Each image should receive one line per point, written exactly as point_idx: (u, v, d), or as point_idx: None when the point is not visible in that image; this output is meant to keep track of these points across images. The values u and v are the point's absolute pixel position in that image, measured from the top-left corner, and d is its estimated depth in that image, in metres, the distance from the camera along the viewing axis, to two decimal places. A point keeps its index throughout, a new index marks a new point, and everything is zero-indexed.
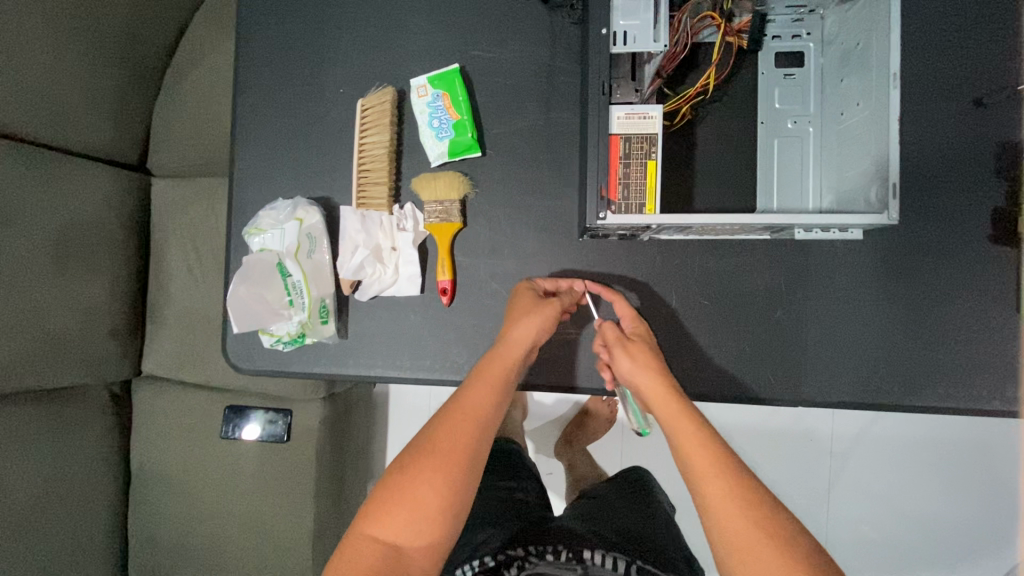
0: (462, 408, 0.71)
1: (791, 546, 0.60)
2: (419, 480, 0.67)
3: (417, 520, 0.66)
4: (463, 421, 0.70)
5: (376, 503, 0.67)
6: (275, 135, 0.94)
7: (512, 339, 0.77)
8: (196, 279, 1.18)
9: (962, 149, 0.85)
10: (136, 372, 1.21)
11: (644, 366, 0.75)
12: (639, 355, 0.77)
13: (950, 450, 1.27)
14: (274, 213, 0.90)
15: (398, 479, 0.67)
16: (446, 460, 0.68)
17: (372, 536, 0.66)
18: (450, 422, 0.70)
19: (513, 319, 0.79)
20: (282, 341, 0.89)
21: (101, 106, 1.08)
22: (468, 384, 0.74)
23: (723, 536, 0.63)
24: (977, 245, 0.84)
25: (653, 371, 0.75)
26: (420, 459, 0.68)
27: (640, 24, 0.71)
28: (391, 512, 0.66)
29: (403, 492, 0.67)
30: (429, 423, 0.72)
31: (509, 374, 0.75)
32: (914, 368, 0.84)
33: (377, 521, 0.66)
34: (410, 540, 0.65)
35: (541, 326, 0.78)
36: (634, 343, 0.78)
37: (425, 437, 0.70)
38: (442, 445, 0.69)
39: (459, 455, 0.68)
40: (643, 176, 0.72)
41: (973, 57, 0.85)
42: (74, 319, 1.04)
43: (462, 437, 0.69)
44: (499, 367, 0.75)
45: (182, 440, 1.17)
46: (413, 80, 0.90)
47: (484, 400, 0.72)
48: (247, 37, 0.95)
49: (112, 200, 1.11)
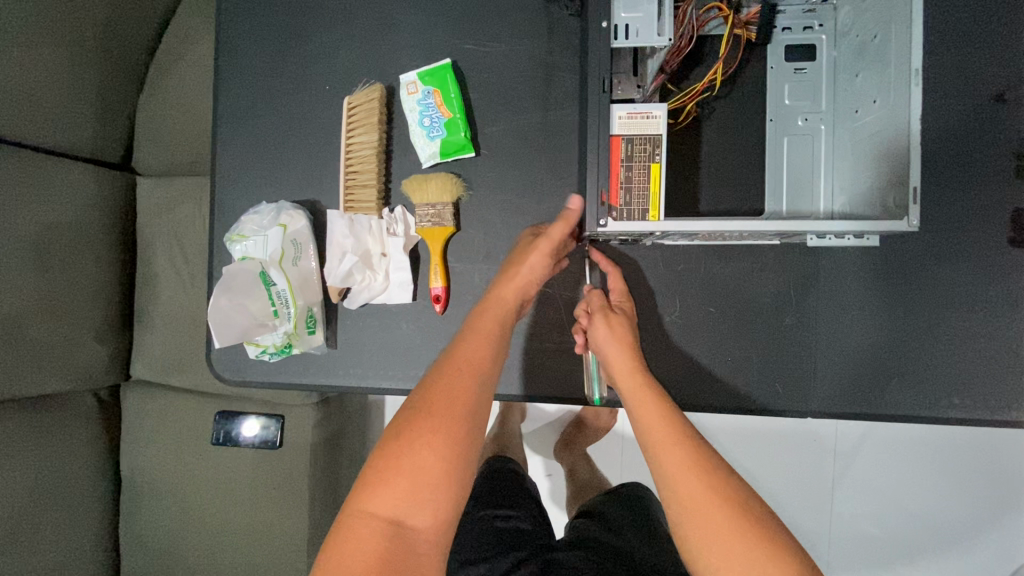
0: (458, 366, 0.68)
1: (747, 512, 0.62)
2: (418, 445, 0.63)
3: (420, 489, 0.61)
4: (460, 378, 0.67)
5: (372, 476, 0.62)
6: (260, 134, 0.90)
7: (506, 293, 0.75)
8: (183, 281, 1.12)
9: (982, 147, 0.81)
10: (125, 377, 1.16)
11: (618, 337, 0.76)
12: (617, 326, 0.77)
13: (958, 450, 1.19)
14: (256, 218, 0.86)
15: (395, 447, 0.63)
16: (446, 420, 0.64)
17: (371, 513, 0.61)
18: (447, 382, 0.66)
19: (509, 271, 0.76)
20: (268, 351, 0.86)
21: (81, 102, 1.03)
22: (462, 341, 0.70)
23: (679, 501, 0.64)
24: (998, 248, 0.80)
25: (625, 345, 0.76)
26: (416, 423, 0.64)
27: (643, 17, 0.66)
28: (390, 483, 0.62)
29: (401, 460, 0.62)
30: (420, 384, 0.67)
31: (502, 328, 0.73)
32: (929, 377, 0.81)
33: (375, 495, 0.61)
34: (415, 514, 0.61)
35: (537, 272, 0.75)
36: (614, 314, 0.79)
37: (419, 399, 0.66)
38: (440, 405, 0.64)
39: (459, 414, 0.64)
40: (647, 180, 0.68)
41: (995, 49, 0.81)
42: (58, 325, 0.99)
43: (461, 395, 0.65)
44: (490, 322, 0.72)
45: (169, 449, 1.12)
46: (403, 76, 0.85)
47: (480, 356, 0.69)
48: (229, 30, 0.90)
49: (97, 200, 1.06)
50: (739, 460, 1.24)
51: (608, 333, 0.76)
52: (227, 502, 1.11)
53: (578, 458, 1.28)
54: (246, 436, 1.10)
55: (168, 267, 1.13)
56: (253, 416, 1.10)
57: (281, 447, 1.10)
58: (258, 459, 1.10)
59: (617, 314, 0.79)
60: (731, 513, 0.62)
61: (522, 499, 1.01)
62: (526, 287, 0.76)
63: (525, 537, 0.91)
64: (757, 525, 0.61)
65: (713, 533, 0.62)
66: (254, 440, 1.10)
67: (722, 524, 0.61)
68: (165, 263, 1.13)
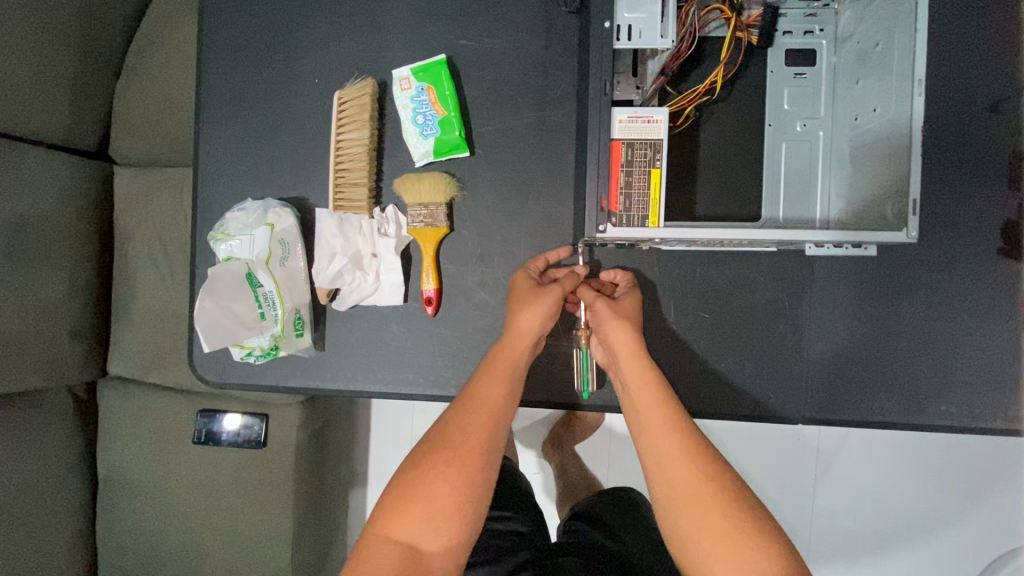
0: (473, 402, 0.68)
1: (741, 507, 0.62)
2: (434, 474, 0.64)
3: (435, 515, 0.62)
4: (475, 413, 0.67)
5: (390, 501, 0.63)
6: (245, 128, 0.86)
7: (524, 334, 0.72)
8: (162, 274, 1.08)
9: (977, 156, 0.81)
10: (102, 373, 1.12)
11: (622, 324, 0.72)
12: (620, 312, 0.74)
13: (940, 457, 1.21)
14: (242, 215, 0.83)
15: (412, 476, 0.64)
16: (461, 453, 0.65)
17: (388, 536, 0.62)
18: (462, 411, 0.67)
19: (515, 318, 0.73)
20: (254, 354, 0.83)
21: (55, 87, 0.98)
22: (476, 377, 0.70)
23: (675, 494, 0.64)
24: (988, 260, 0.81)
25: (626, 330, 0.72)
26: (434, 453, 0.65)
27: (646, 18, 0.65)
28: (408, 509, 0.62)
29: (418, 489, 0.63)
30: (438, 419, 0.68)
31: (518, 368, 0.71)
32: (915, 385, 0.82)
33: (391, 518, 0.62)
34: (430, 539, 0.62)
35: (544, 316, 0.72)
36: (618, 303, 0.75)
37: (437, 430, 0.67)
38: (455, 439, 0.65)
39: (474, 447, 0.65)
40: (646, 188, 0.66)
41: (992, 60, 0.81)
42: (33, 321, 0.95)
43: (476, 429, 0.66)
44: (505, 362, 0.71)
45: (150, 446, 1.09)
46: (395, 71, 0.82)
47: (495, 390, 0.69)
48: (211, 19, 0.86)
49: (72, 191, 1.01)
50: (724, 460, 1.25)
51: (612, 317, 0.72)
52: (210, 504, 1.08)
53: (568, 458, 1.26)
54: (227, 434, 1.07)
55: (148, 262, 1.08)
56: (236, 413, 1.08)
57: (265, 447, 1.07)
58: (241, 459, 1.07)
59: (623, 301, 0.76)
60: (723, 507, 0.62)
61: (517, 499, 1.02)
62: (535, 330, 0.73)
63: (523, 539, 0.93)
64: (756, 524, 0.61)
65: (698, 524, 0.62)
66: (235, 438, 1.07)
67: (716, 519, 0.61)
68: (144, 257, 1.08)
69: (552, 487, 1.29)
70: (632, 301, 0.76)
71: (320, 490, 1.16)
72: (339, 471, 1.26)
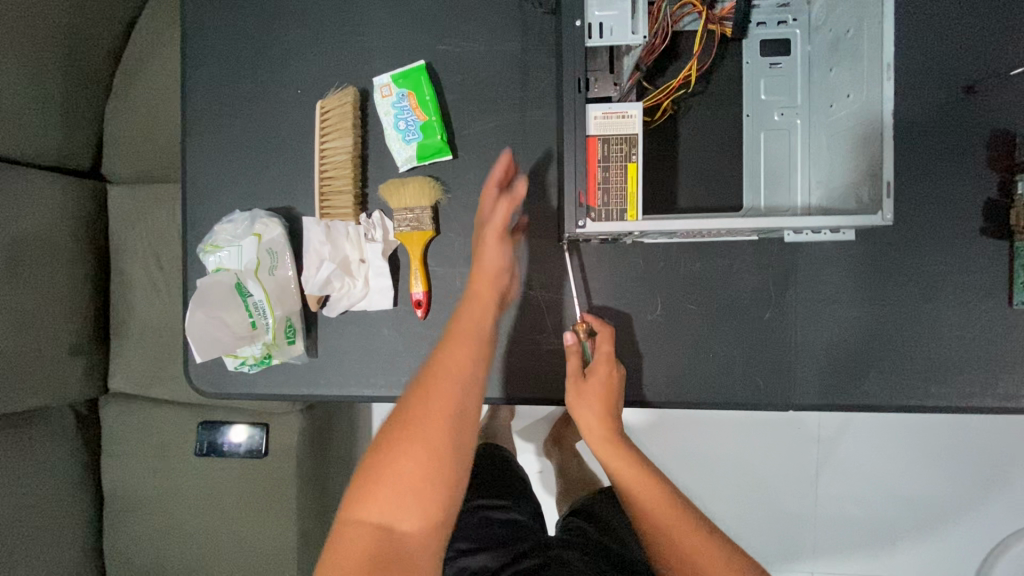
0: (441, 368, 0.66)
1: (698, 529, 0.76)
2: (403, 455, 0.62)
3: (407, 493, 0.62)
4: (442, 383, 0.65)
5: (361, 486, 0.63)
6: (231, 141, 0.88)
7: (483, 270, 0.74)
8: (158, 289, 1.10)
9: (955, 137, 0.82)
10: (103, 390, 1.13)
11: (587, 404, 0.80)
12: (586, 391, 0.81)
13: (940, 439, 1.21)
14: (230, 227, 0.84)
15: (382, 456, 0.63)
16: (427, 429, 0.63)
17: (361, 519, 0.62)
18: (430, 387, 0.65)
19: (477, 256, 0.75)
20: (248, 363, 0.85)
21: (47, 110, 0.99)
22: (443, 344, 0.69)
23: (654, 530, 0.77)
24: (970, 240, 0.81)
25: (592, 407, 0.80)
26: (404, 433, 0.63)
27: (617, 15, 0.65)
28: (377, 492, 0.62)
29: (387, 470, 0.62)
30: (407, 392, 0.66)
31: (485, 318, 0.72)
32: (905, 367, 0.82)
33: (364, 503, 0.62)
34: (404, 518, 0.61)
35: (500, 249, 0.75)
36: (584, 383, 0.81)
37: (405, 406, 0.65)
38: (422, 413, 0.64)
39: (442, 421, 0.63)
40: (624, 180, 0.67)
41: (965, 43, 0.81)
42: (34, 341, 0.96)
43: (445, 401, 0.64)
44: (470, 314, 0.72)
45: (153, 459, 1.10)
46: (375, 80, 0.83)
47: (463, 363, 0.67)
48: (192, 36, 0.88)
49: (66, 212, 1.03)
50: (725, 451, 1.25)
51: (578, 400, 0.81)
52: (216, 515, 1.09)
53: (568, 455, 1.27)
54: (229, 445, 1.08)
55: (143, 278, 1.10)
56: (242, 425, 1.09)
57: (266, 457, 1.08)
58: (242, 469, 1.08)
59: (592, 378, 0.81)
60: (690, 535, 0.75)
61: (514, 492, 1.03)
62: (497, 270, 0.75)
63: (523, 529, 0.93)
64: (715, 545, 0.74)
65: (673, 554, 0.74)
66: (236, 449, 1.08)
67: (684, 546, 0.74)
68: (139, 273, 1.10)
69: (551, 484, 1.29)
70: (602, 377, 0.80)
71: (323, 497, 1.17)
72: (342, 477, 1.27)
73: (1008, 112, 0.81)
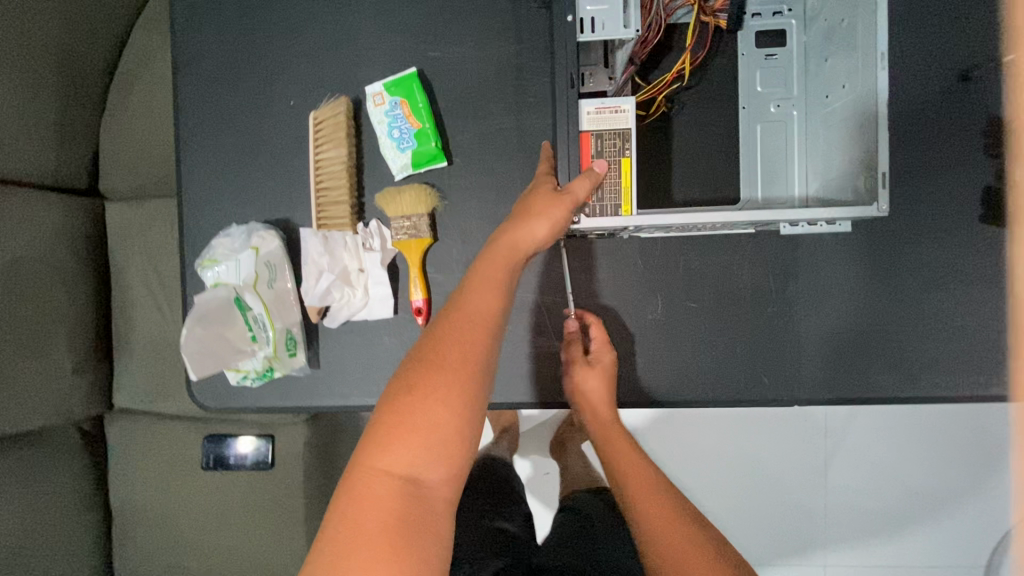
0: (466, 316, 0.58)
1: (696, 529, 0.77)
2: (431, 402, 0.54)
3: (434, 444, 0.54)
4: (470, 329, 0.58)
5: (383, 432, 0.55)
6: (227, 154, 0.88)
7: (515, 247, 0.63)
8: (159, 303, 1.10)
9: (952, 124, 0.81)
10: (108, 407, 1.13)
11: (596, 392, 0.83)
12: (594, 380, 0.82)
13: (947, 427, 1.21)
14: (227, 241, 0.84)
15: (406, 402, 0.54)
16: (457, 375, 0.55)
17: (385, 470, 0.54)
18: (456, 328, 0.58)
19: (524, 219, 0.64)
20: (249, 377, 0.85)
21: (42, 129, 0.98)
22: (468, 287, 0.60)
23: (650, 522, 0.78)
24: (971, 227, 0.81)
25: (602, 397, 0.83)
26: (427, 377, 0.55)
27: (608, 9, 0.65)
28: (403, 441, 0.54)
29: (413, 417, 0.54)
30: (427, 335, 0.58)
31: (513, 275, 0.62)
32: (910, 357, 0.82)
33: (386, 452, 0.54)
34: (431, 470, 0.54)
35: (553, 222, 0.63)
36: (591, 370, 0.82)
37: (426, 348, 0.57)
38: (450, 359, 0.56)
39: (472, 368, 0.56)
40: (618, 175, 0.67)
41: (959, 29, 0.81)
42: (36, 360, 0.96)
43: (473, 348, 0.57)
44: (500, 266, 0.61)
45: (161, 474, 1.10)
46: (368, 88, 0.83)
47: (491, 304, 0.59)
48: (184, 50, 0.88)
49: (63, 230, 1.02)
50: (732, 446, 1.25)
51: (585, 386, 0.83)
52: (225, 528, 1.09)
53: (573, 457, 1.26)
54: (236, 457, 1.08)
55: (144, 293, 1.10)
56: (249, 436, 1.08)
57: (273, 468, 1.08)
58: (250, 481, 1.09)
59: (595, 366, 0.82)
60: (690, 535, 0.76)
61: None
62: (543, 239, 0.64)
63: None
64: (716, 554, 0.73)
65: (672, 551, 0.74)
66: (242, 461, 1.08)
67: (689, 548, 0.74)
68: (140, 289, 1.10)
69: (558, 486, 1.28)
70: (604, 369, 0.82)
71: None
72: None
73: (1003, 97, 0.81)
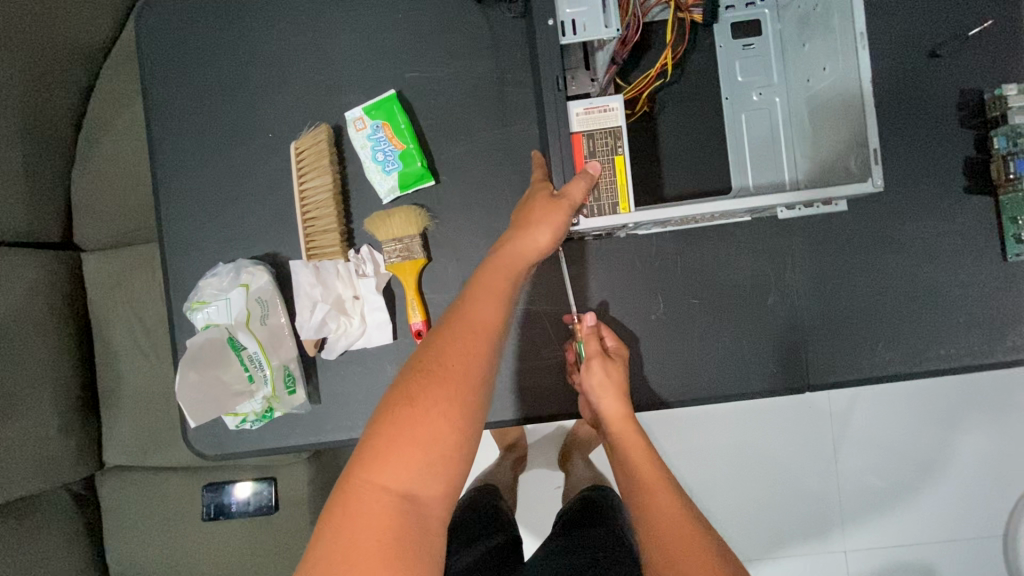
0: (470, 325, 0.56)
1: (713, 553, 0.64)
2: (433, 413, 0.52)
3: (433, 458, 0.52)
4: (473, 339, 0.56)
5: (380, 443, 0.52)
6: (209, 191, 0.85)
7: (518, 258, 0.62)
8: (147, 352, 1.06)
9: (927, 100, 0.83)
10: (99, 465, 1.08)
11: (612, 385, 0.76)
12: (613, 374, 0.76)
13: (950, 400, 1.21)
14: (215, 280, 0.82)
15: (405, 413, 0.52)
16: (461, 387, 0.53)
17: (380, 485, 0.51)
18: (459, 339, 0.56)
19: (523, 228, 0.62)
20: (249, 420, 0.82)
21: (11, 182, 0.95)
22: (471, 295, 0.58)
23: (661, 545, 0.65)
24: (956, 199, 0.82)
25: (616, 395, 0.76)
26: (427, 388, 0.53)
27: (588, 10, 0.65)
28: (401, 454, 0.51)
29: (414, 428, 0.52)
30: (427, 343, 0.56)
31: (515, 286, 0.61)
32: (913, 332, 0.82)
33: (383, 466, 0.51)
34: (430, 485, 0.52)
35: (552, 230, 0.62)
36: (611, 360, 0.77)
37: (426, 360, 0.55)
38: (453, 370, 0.54)
39: (474, 380, 0.54)
40: (612, 174, 0.66)
41: (923, 9, 0.83)
42: (17, 423, 0.91)
43: (475, 359, 0.55)
44: (501, 278, 0.60)
45: (161, 530, 1.05)
46: (347, 114, 0.82)
47: (494, 315, 0.58)
48: (156, 91, 0.86)
49: (39, 285, 0.98)
50: (743, 440, 1.23)
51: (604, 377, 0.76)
52: None
53: None
54: (237, 504, 1.04)
55: (129, 344, 1.06)
56: (247, 480, 1.05)
57: (278, 510, 1.04)
58: (256, 526, 1.04)
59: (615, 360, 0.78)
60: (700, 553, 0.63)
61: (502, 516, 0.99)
62: (543, 249, 0.63)
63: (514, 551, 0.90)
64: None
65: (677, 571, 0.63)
66: (246, 507, 1.04)
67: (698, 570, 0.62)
68: (125, 339, 1.06)
69: None
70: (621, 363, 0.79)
71: None
72: None
73: (972, 71, 0.83)
